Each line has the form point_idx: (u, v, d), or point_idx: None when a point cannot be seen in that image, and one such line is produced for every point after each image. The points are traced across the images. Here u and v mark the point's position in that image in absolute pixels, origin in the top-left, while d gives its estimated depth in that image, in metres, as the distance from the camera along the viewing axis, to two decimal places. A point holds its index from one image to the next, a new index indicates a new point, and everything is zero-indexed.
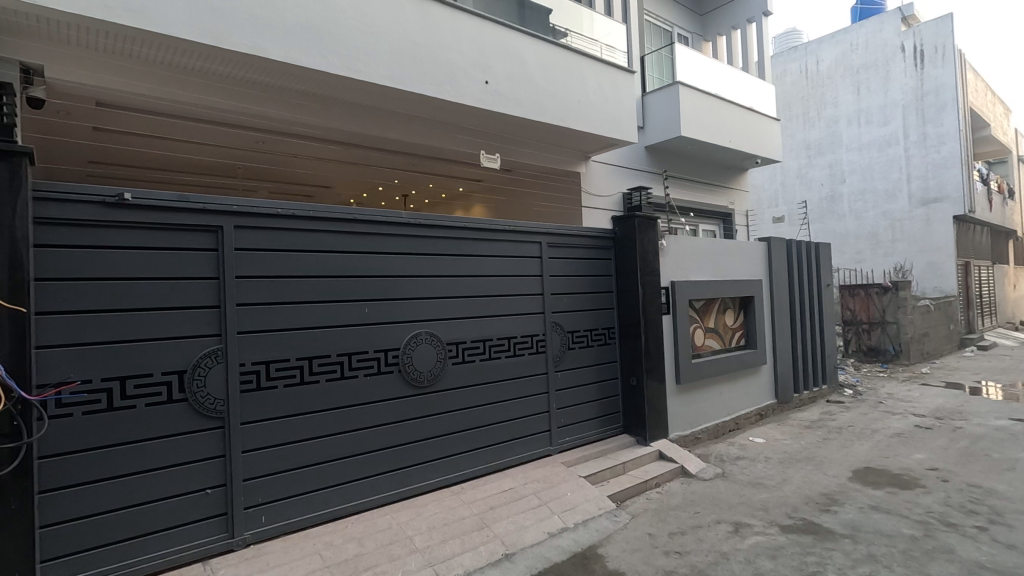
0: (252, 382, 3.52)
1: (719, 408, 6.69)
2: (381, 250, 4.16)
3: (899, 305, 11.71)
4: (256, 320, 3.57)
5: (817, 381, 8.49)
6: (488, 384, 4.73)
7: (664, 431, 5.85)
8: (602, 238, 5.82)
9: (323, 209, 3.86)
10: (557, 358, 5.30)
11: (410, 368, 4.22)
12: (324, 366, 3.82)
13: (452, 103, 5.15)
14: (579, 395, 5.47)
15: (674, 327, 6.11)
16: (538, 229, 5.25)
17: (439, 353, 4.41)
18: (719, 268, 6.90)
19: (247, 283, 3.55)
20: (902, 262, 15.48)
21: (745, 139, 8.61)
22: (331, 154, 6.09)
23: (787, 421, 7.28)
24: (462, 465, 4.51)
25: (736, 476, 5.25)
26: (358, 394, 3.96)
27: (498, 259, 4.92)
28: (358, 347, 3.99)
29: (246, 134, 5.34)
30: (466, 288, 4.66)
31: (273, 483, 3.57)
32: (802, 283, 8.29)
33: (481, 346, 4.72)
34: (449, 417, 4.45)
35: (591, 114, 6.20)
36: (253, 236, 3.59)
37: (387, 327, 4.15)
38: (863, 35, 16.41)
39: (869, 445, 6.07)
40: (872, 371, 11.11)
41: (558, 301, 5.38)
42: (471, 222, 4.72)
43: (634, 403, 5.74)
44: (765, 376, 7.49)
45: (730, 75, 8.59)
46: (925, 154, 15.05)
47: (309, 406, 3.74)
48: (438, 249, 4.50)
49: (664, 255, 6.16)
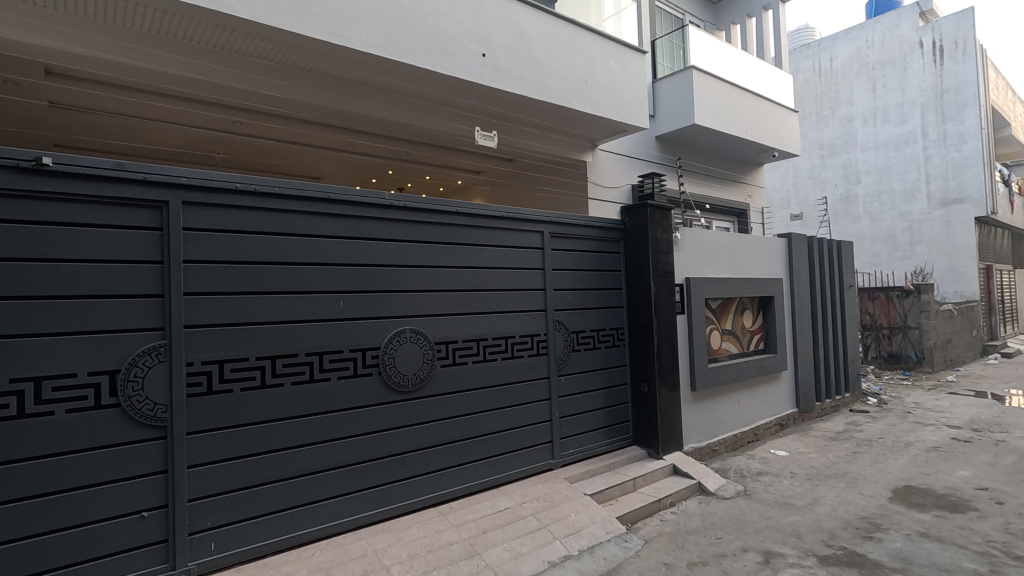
0: (202, 385, 3.00)
1: (737, 418, 6.13)
2: (360, 235, 3.65)
3: (922, 309, 11.11)
4: (208, 313, 3.05)
5: (840, 390, 7.91)
6: (482, 389, 4.21)
7: (678, 443, 5.29)
8: (611, 229, 5.30)
9: (291, 185, 3.35)
10: (560, 361, 4.76)
11: (391, 371, 3.71)
12: (290, 367, 3.31)
13: (445, 77, 4.65)
14: (585, 403, 4.93)
15: (689, 328, 5.59)
16: (540, 216, 4.72)
17: (426, 354, 3.89)
18: (737, 265, 6.36)
19: (197, 268, 3.03)
20: (922, 265, 14.86)
21: (762, 130, 8.09)
22: (317, 139, 5.60)
23: (810, 432, 6.71)
24: (453, 481, 3.98)
25: (760, 495, 4.69)
26: (330, 399, 3.44)
27: (494, 249, 4.40)
28: (331, 346, 3.47)
29: (220, 113, 4.85)
30: (459, 281, 4.15)
31: (227, 504, 3.04)
32: (824, 283, 7.72)
33: (475, 347, 4.20)
34: (437, 426, 3.92)
35: (599, 96, 5.69)
36: (207, 214, 3.08)
37: (366, 323, 3.63)
38: (879, 31, 15.85)
39: (905, 460, 5.49)
40: (894, 378, 10.50)
41: (562, 298, 4.86)
42: (466, 207, 4.20)
43: (645, 412, 5.19)
44: (786, 383, 6.93)
45: (747, 61, 8.07)
46: (945, 154, 14.50)
47: (272, 414, 3.22)
48: (426, 236, 3.98)
49: (679, 250, 5.63)
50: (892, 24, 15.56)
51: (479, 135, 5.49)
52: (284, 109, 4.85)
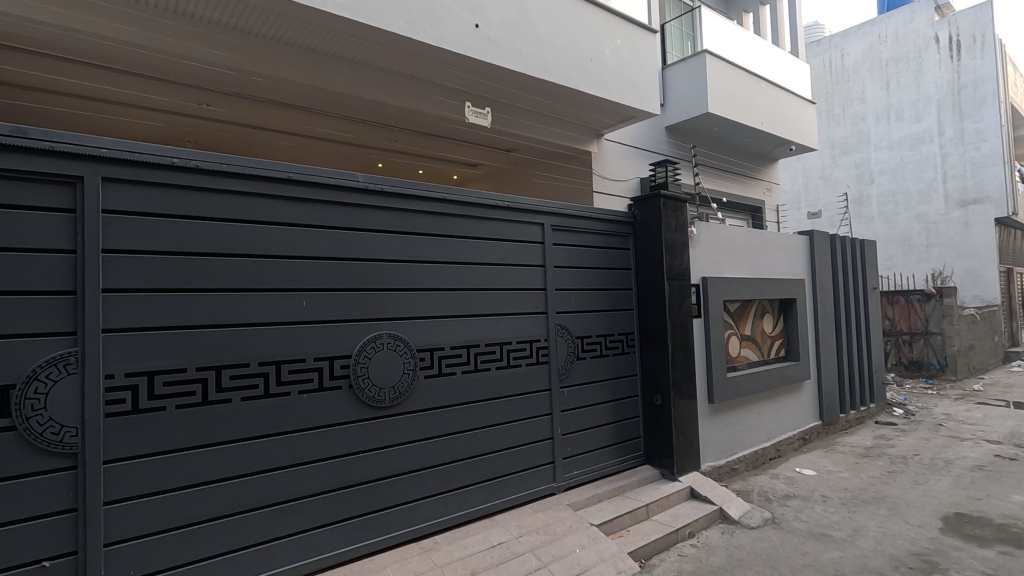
0: (125, 403, 2.46)
1: (757, 433, 5.56)
2: (329, 223, 3.11)
3: (945, 313, 10.52)
4: (134, 314, 2.51)
5: (865, 400, 7.32)
6: (472, 404, 3.66)
7: (694, 462, 4.72)
8: (619, 223, 4.75)
9: (243, 161, 2.81)
10: (563, 370, 4.21)
11: (365, 384, 3.16)
12: (239, 380, 2.76)
13: (434, 49, 4.11)
14: (590, 418, 4.37)
15: (706, 333, 5.04)
16: (540, 206, 4.17)
17: (406, 363, 3.34)
18: (757, 264, 5.80)
19: (121, 260, 2.49)
20: (940, 269, 14.27)
21: (779, 121, 7.55)
22: (293, 126, 5.07)
23: (837, 448, 6.13)
24: (438, 510, 3.43)
25: (791, 524, 4.11)
26: (289, 418, 2.89)
27: (487, 243, 3.86)
28: (291, 355, 2.93)
29: (184, 94, 4.31)
30: (447, 278, 3.61)
31: (156, 548, 2.49)
32: (848, 285, 7.16)
33: (464, 354, 3.64)
34: (418, 447, 3.37)
35: (605, 77, 5.15)
36: (135, 195, 2.54)
37: (333, 328, 3.08)
38: (893, 26, 15.30)
39: (948, 481, 4.90)
40: (917, 387, 9.91)
41: (564, 299, 4.30)
42: (454, 193, 3.66)
43: (658, 427, 4.64)
44: (809, 394, 6.35)
45: (763, 47, 7.52)
46: (963, 152, 13.94)
47: (215, 437, 2.67)
48: (408, 227, 3.45)
49: (694, 246, 5.08)
50: (906, 19, 15.01)
51: (470, 112, 4.89)
52: (254, 88, 4.31)
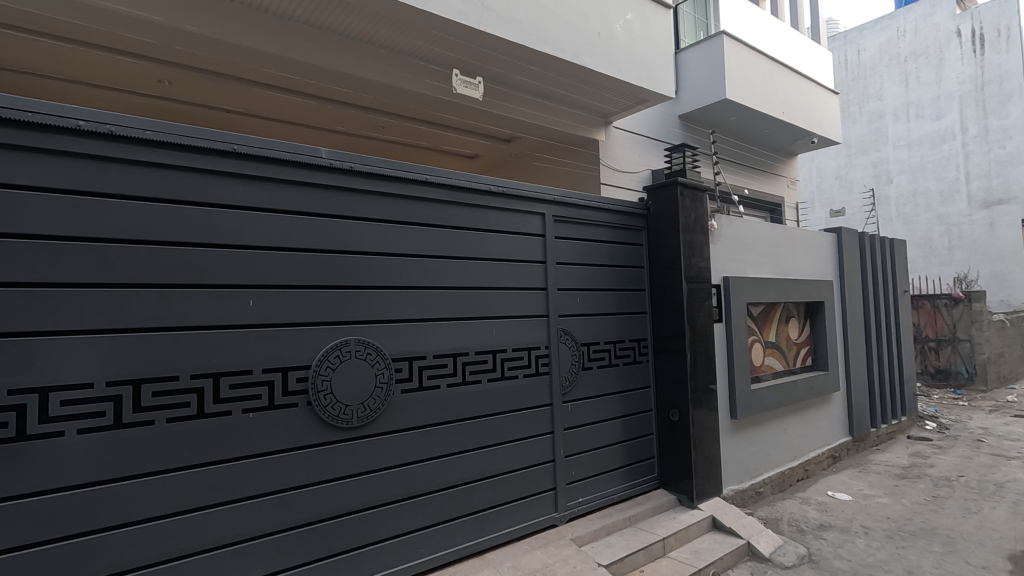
0: (7, 428, 1.94)
1: (784, 452, 4.99)
2: (284, 206, 2.59)
3: (973, 320, 9.89)
4: (23, 316, 2.00)
5: (896, 414, 6.73)
6: (460, 422, 3.13)
7: (716, 487, 4.16)
8: (630, 215, 4.21)
9: (174, 129, 2.30)
10: (566, 383, 3.66)
11: (326, 401, 2.63)
12: (164, 398, 2.24)
13: (419, 15, 3.59)
14: (597, 437, 3.82)
15: (728, 340, 4.49)
16: (541, 193, 3.64)
17: (379, 376, 2.80)
18: (782, 264, 5.24)
19: (7, 248, 1.98)
20: (964, 272, 13.65)
21: (802, 111, 6.99)
22: (267, 109, 4.56)
23: (870, 467, 5.55)
24: (418, 549, 2.91)
25: (831, 563, 3.54)
26: (231, 443, 2.38)
27: (479, 234, 3.33)
28: (231, 367, 2.40)
29: (139, 69, 3.80)
30: (430, 275, 3.08)
31: None
32: (878, 287, 6.58)
33: (450, 365, 3.11)
34: (393, 476, 2.85)
35: (615, 55, 4.63)
36: (28, 166, 2.03)
37: (287, 332, 2.55)
38: (911, 20, 14.68)
39: (1005, 509, 4.31)
40: (946, 398, 9.29)
41: (568, 301, 3.76)
42: (438, 175, 3.13)
43: (674, 446, 4.09)
44: (838, 407, 5.77)
45: (784, 31, 6.98)
46: (987, 151, 13.30)
47: (131, 469, 2.15)
48: (384, 213, 2.93)
49: (715, 243, 4.53)
50: (926, 12, 14.40)
51: (459, 80, 4.35)
52: (219, 65, 3.80)
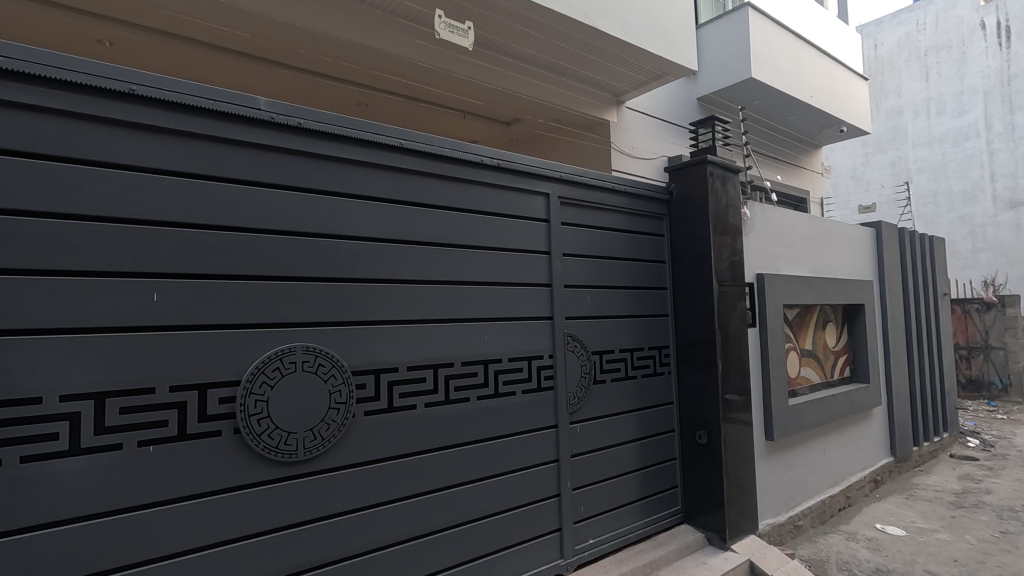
0: None
1: (823, 477, 4.34)
2: (206, 171, 1.96)
3: (1008, 325, 9.21)
4: None
5: (938, 430, 6.06)
6: (440, 452, 2.48)
7: (751, 522, 3.50)
8: (649, 200, 3.57)
9: (46, 59, 1.68)
10: (574, 401, 3.02)
11: (261, 428, 1.99)
12: (18, 429, 1.60)
13: None
14: (611, 465, 3.17)
15: (762, 347, 3.85)
16: (545, 168, 3.00)
17: (334, 395, 2.16)
18: (819, 261, 4.60)
19: None
20: (990, 275, 12.96)
21: (831, 95, 6.34)
22: (230, 79, 3.95)
23: (919, 493, 4.88)
24: None
25: None
26: (125, 489, 1.75)
27: (467, 216, 2.69)
28: (124, 385, 1.77)
29: (68, 23, 3.17)
30: (405, 265, 2.44)
31: None
32: (918, 289, 5.92)
33: (429, 379, 2.47)
34: (353, 524, 2.20)
35: (630, 18, 4.01)
36: None
37: (208, 335, 1.93)
38: (932, 12, 14.04)
39: None
40: (981, 411, 8.59)
41: (576, 300, 3.12)
42: (416, 139, 2.48)
43: (701, 474, 3.44)
44: (880, 423, 5.11)
45: (810, 8, 6.37)
46: (1013, 149, 12.59)
47: None
48: (343, 185, 2.28)
49: (747, 234, 3.89)
50: (947, 4, 13.73)
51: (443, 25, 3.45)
52: (164, 20, 3.17)
